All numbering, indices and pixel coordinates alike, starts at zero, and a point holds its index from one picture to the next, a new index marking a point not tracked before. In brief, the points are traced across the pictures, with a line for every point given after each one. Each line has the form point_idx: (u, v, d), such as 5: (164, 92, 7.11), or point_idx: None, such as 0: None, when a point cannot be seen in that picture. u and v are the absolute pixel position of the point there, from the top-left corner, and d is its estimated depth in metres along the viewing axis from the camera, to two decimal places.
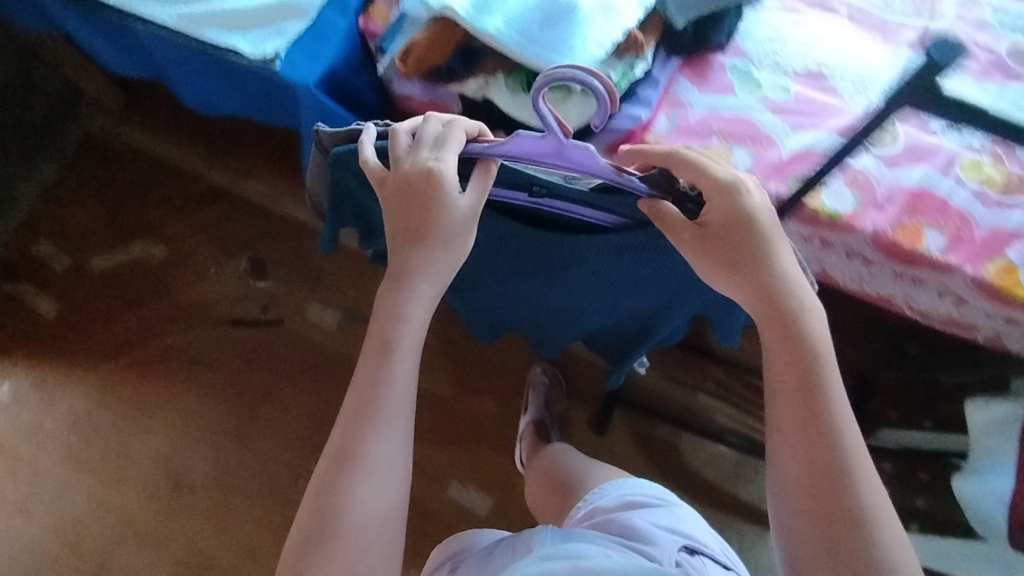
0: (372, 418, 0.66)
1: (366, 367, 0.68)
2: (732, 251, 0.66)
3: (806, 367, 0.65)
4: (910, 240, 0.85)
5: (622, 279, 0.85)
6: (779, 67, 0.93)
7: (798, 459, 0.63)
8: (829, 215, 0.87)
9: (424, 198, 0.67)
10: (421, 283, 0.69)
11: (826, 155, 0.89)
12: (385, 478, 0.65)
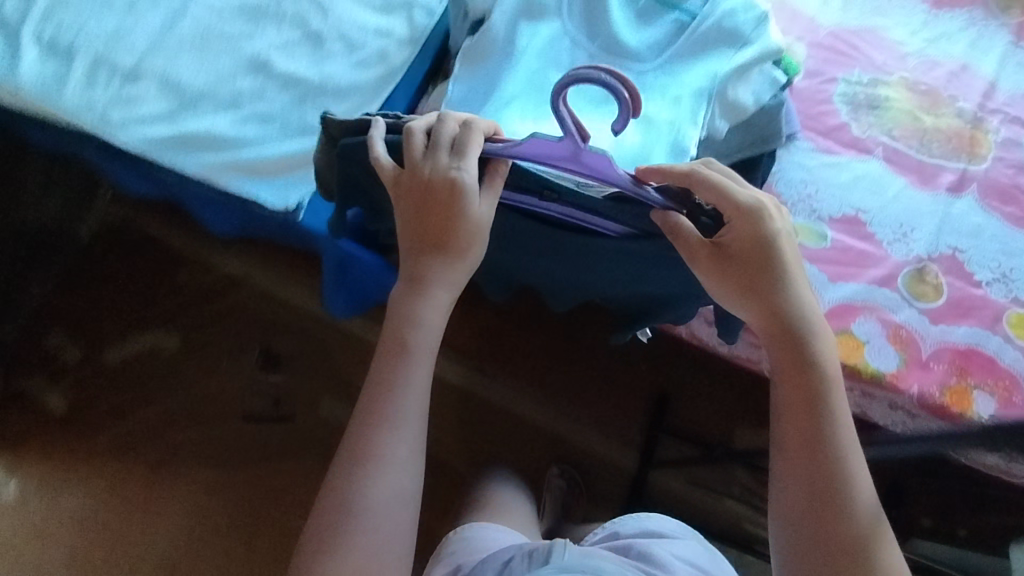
0: (395, 420, 0.68)
1: (389, 368, 0.69)
2: (750, 273, 0.65)
3: (811, 391, 0.64)
4: (960, 404, 0.81)
5: (626, 279, 0.79)
6: (814, 213, 0.90)
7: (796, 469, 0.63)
8: (872, 374, 0.82)
9: (439, 201, 0.64)
10: (437, 287, 0.68)
11: (868, 309, 0.85)
12: (408, 480, 0.67)
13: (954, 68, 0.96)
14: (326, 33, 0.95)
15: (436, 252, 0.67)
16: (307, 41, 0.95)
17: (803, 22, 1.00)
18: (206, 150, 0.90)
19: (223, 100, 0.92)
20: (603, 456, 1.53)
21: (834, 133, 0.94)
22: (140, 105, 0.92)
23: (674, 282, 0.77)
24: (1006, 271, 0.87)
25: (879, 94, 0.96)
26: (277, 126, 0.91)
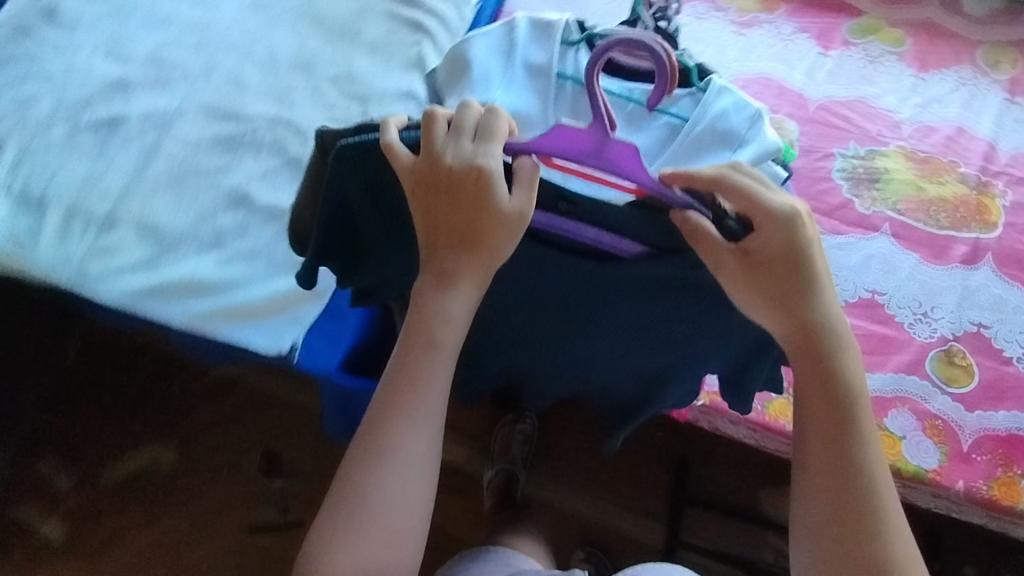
0: (409, 422, 0.66)
1: (410, 369, 0.66)
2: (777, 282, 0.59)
3: (835, 405, 0.61)
4: (1012, 497, 0.77)
5: (643, 321, 0.72)
6: None
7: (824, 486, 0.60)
8: (914, 473, 0.78)
9: (466, 189, 0.59)
10: (465, 290, 0.64)
11: (900, 400, 0.82)
12: (414, 479, 0.66)
13: (950, 133, 0.94)
14: (306, 159, 0.92)
15: (464, 246, 0.62)
16: (287, 169, 0.92)
17: (792, 97, 0.97)
18: (189, 297, 0.85)
19: (204, 240, 0.88)
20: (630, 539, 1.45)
21: (837, 212, 0.91)
22: (116, 255, 0.87)
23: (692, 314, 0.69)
24: None
25: (878, 167, 0.93)
26: (263, 263, 0.87)
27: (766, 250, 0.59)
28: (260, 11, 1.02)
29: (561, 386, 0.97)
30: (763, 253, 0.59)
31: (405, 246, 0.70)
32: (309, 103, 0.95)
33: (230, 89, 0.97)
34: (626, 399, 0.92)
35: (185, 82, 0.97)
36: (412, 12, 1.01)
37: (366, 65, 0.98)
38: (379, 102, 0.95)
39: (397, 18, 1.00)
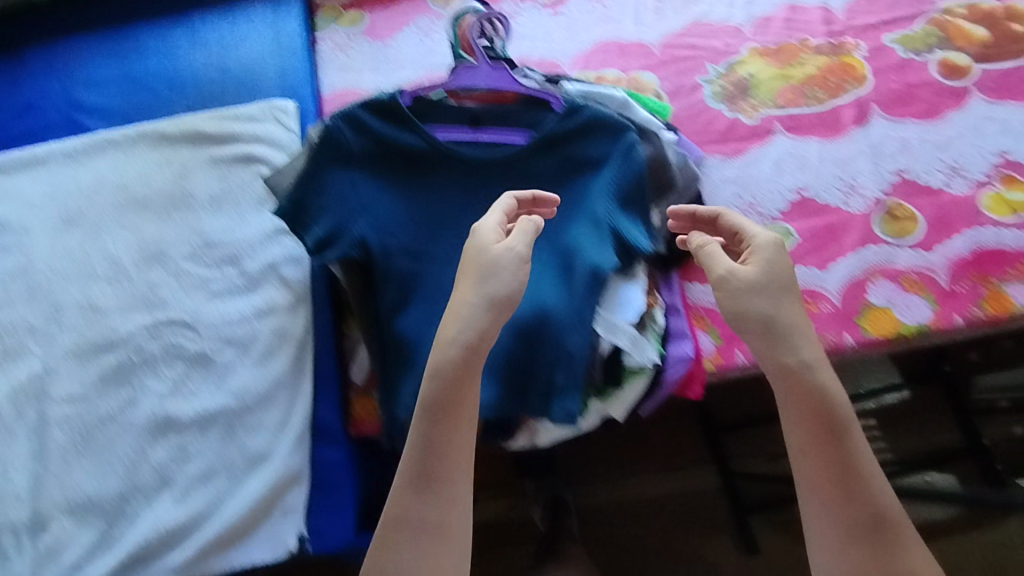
0: (433, 490, 0.58)
1: (429, 438, 0.59)
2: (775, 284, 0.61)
3: (825, 417, 0.57)
4: (1003, 307, 0.80)
5: (516, 225, 0.74)
6: (766, 217, 0.87)
7: (830, 510, 0.56)
8: (919, 331, 0.80)
9: (478, 241, 0.63)
10: (451, 347, 0.59)
11: (872, 274, 0.83)
12: (449, 548, 0.58)
13: (786, 13, 0.97)
14: (210, 349, 0.82)
15: (468, 287, 0.61)
16: (195, 369, 0.82)
17: (636, 50, 0.98)
18: (163, 553, 0.75)
19: (149, 485, 0.78)
20: None
21: (729, 135, 0.91)
22: (64, 552, 0.76)
23: (566, 169, 0.74)
24: (954, 164, 0.87)
25: (743, 76, 0.94)
26: (223, 476, 0.78)
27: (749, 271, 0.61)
28: (76, 223, 0.90)
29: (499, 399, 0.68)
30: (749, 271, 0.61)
31: (366, 208, 0.74)
32: (180, 291, 0.85)
33: (89, 318, 0.85)
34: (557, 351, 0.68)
35: (36, 338, 0.85)
36: (235, 147, 0.92)
37: (216, 222, 0.88)
38: (251, 253, 0.86)
39: (223, 161, 0.91)
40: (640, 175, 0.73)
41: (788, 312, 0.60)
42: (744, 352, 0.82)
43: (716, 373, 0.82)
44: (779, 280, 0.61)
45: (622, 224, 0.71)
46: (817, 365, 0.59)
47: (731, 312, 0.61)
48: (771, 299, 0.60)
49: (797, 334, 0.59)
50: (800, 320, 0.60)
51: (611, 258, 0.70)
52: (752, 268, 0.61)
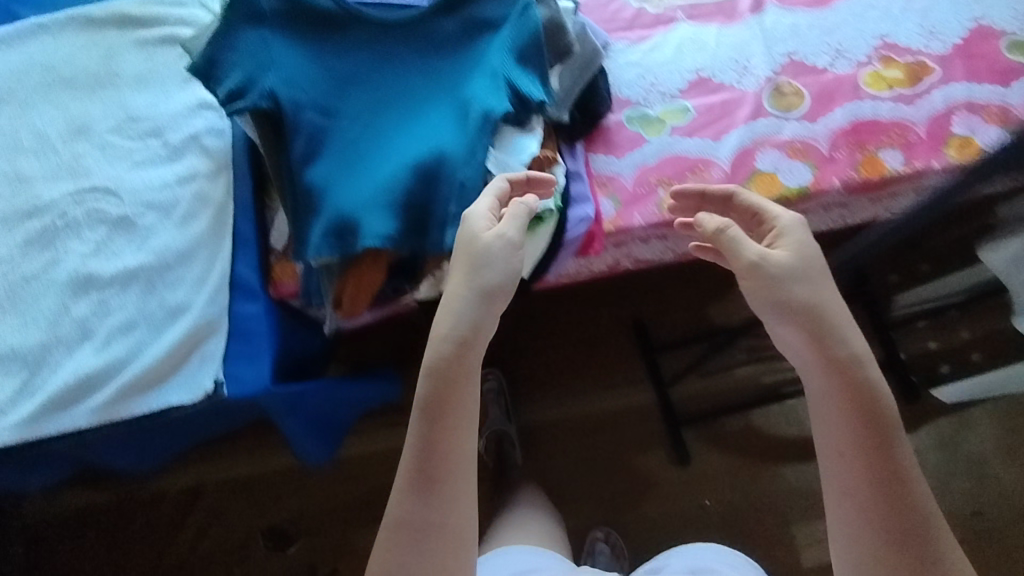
0: (435, 496, 0.57)
1: (434, 441, 0.57)
2: (811, 274, 0.56)
3: (880, 427, 0.53)
4: (877, 170, 0.87)
5: (421, 81, 0.79)
6: (665, 96, 0.93)
7: (870, 520, 0.53)
8: (798, 193, 0.87)
9: (468, 230, 0.63)
10: (443, 341, 0.57)
11: (759, 143, 0.89)
12: (457, 549, 0.58)
13: None
14: (132, 212, 0.86)
15: (461, 273, 0.60)
16: (118, 231, 0.85)
17: None
18: (85, 397, 0.79)
19: (71, 337, 0.80)
20: (616, 407, 1.57)
21: (635, 23, 0.97)
22: None
23: (466, 28, 0.79)
24: (839, 47, 0.94)
25: None
26: (143, 327, 0.81)
27: (786, 259, 0.57)
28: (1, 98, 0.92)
29: (399, 233, 0.74)
30: (785, 260, 0.57)
31: (274, 61, 0.77)
32: (104, 161, 0.88)
33: (13, 185, 0.87)
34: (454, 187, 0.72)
35: None
36: (160, 30, 0.95)
37: (140, 98, 0.92)
38: (174, 125, 0.90)
39: (149, 44, 0.95)
40: (536, 33, 0.78)
41: (822, 294, 0.55)
42: (640, 216, 0.88)
43: (616, 234, 0.88)
44: (813, 265, 0.57)
45: (516, 76, 0.76)
46: (869, 358, 0.54)
47: (764, 302, 0.57)
48: (806, 283, 0.56)
49: (839, 324, 0.55)
50: (834, 307, 0.55)
51: (505, 104, 0.74)
52: (785, 251, 0.57)
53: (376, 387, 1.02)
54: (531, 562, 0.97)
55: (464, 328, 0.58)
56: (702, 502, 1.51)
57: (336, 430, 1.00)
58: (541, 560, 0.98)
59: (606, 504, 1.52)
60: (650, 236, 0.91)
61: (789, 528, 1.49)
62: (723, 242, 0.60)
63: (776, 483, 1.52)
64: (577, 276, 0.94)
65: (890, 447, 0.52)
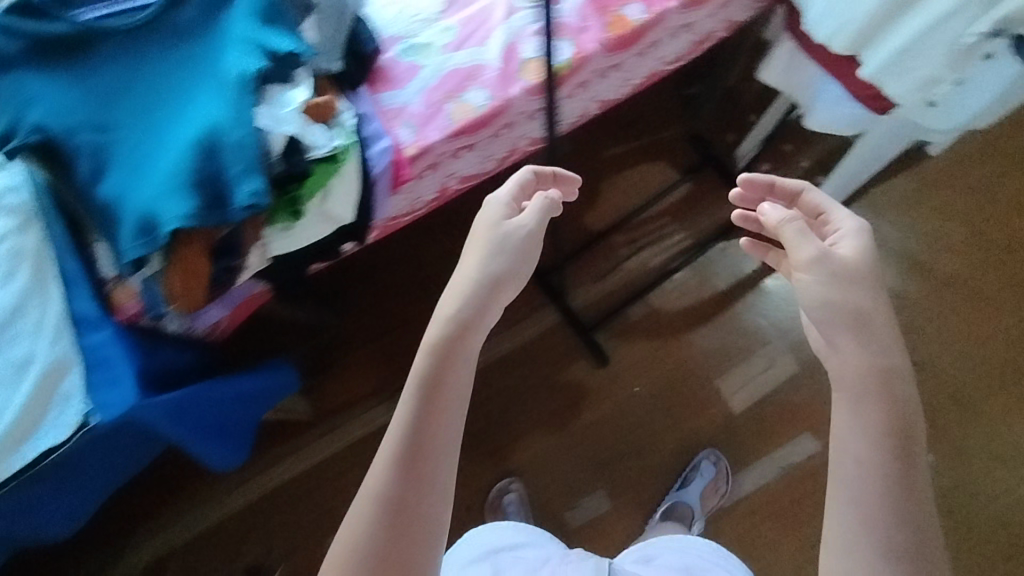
0: (419, 469, 0.59)
1: (423, 419, 0.61)
2: (863, 266, 0.60)
3: (880, 381, 0.56)
4: (624, 25, 0.97)
5: (180, 70, 0.83)
6: (428, 22, 1.00)
7: (878, 529, 0.53)
8: (565, 68, 0.96)
9: (488, 217, 0.69)
10: (444, 323, 0.63)
11: (519, 35, 0.98)
12: (423, 517, 0.59)
13: None
14: None
15: (480, 268, 0.66)
16: None
17: None
18: None
19: None
20: (535, 334, 1.64)
21: None
22: None
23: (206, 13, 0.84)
24: None
25: None
26: None
27: (850, 254, 0.61)
28: None
29: (201, 208, 0.76)
30: (849, 255, 0.61)
31: (37, 98, 0.80)
32: None
33: None
34: (238, 151, 0.76)
35: None
36: None
37: None
38: None
39: None
40: None
41: (867, 298, 0.59)
42: (434, 134, 0.94)
43: (421, 155, 0.94)
44: (872, 270, 0.60)
45: (264, 38, 0.82)
46: (878, 318, 0.58)
47: (823, 292, 0.60)
48: (863, 285, 0.60)
49: (876, 327, 0.58)
50: (874, 307, 0.59)
51: (258, 64, 0.80)
52: (852, 252, 0.61)
53: (267, 377, 1.05)
54: (520, 537, 0.96)
55: (474, 320, 0.64)
56: (635, 390, 1.60)
57: (235, 429, 1.03)
58: (530, 536, 0.97)
59: (553, 427, 1.58)
60: (457, 149, 0.98)
61: (715, 384, 1.59)
62: (788, 237, 0.63)
63: (694, 349, 1.62)
64: (409, 205, 1.04)
65: (912, 461, 0.55)
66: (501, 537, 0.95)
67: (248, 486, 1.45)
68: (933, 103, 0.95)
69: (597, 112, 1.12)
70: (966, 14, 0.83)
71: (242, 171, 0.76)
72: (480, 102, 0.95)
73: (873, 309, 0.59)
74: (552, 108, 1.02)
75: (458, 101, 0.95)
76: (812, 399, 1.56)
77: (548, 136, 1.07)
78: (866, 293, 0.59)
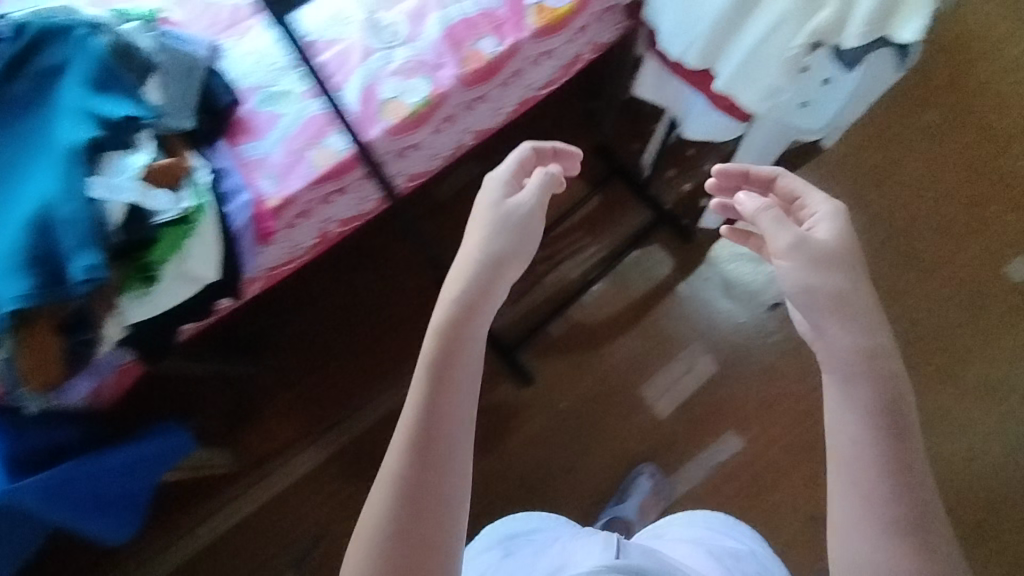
0: (433, 447, 0.61)
1: (439, 400, 0.63)
2: (851, 248, 0.64)
3: (876, 364, 0.59)
4: (479, 60, 0.98)
5: (14, 145, 0.82)
6: (285, 69, 0.99)
7: (875, 503, 0.55)
8: (423, 105, 0.96)
9: (489, 199, 0.74)
10: (450, 304, 0.67)
11: (377, 76, 0.98)
12: (438, 493, 0.60)
13: None
14: None
15: (484, 253, 0.70)
16: None
17: None
18: None
19: None
20: None
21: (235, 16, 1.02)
22: None
23: (37, 87, 0.84)
24: None
25: None
26: None
27: (832, 233, 0.65)
28: None
29: (39, 287, 0.74)
30: (832, 233, 0.65)
31: None
32: None
33: None
34: (73, 222, 0.76)
35: None
36: None
37: None
38: None
39: None
40: (103, 63, 0.85)
41: (846, 283, 0.62)
42: (294, 184, 0.93)
43: (285, 206, 0.93)
44: (853, 247, 0.65)
45: (97, 107, 0.82)
46: (869, 297, 0.62)
47: (800, 276, 0.63)
48: (842, 269, 0.63)
49: (857, 308, 0.61)
50: (855, 287, 0.62)
51: (91, 135, 0.80)
52: (831, 234, 0.65)
53: (160, 442, 1.03)
54: (533, 524, 1.10)
55: (481, 300, 0.68)
56: (563, 405, 1.60)
57: (131, 498, 1.03)
58: (543, 522, 1.12)
59: (485, 451, 1.58)
60: (326, 194, 0.98)
61: (641, 391, 1.61)
62: (764, 225, 0.67)
63: (616, 359, 1.63)
64: (290, 255, 1.04)
65: (907, 439, 0.57)
66: (513, 525, 1.09)
67: (183, 543, 1.46)
68: (806, 104, 0.89)
69: (474, 142, 1.13)
70: (787, 25, 0.81)
71: (79, 244, 0.75)
72: (341, 148, 0.95)
73: (861, 290, 0.62)
74: (422, 144, 1.03)
75: (319, 148, 0.95)
76: (735, 395, 1.59)
77: (427, 170, 1.09)
78: (855, 273, 0.63)
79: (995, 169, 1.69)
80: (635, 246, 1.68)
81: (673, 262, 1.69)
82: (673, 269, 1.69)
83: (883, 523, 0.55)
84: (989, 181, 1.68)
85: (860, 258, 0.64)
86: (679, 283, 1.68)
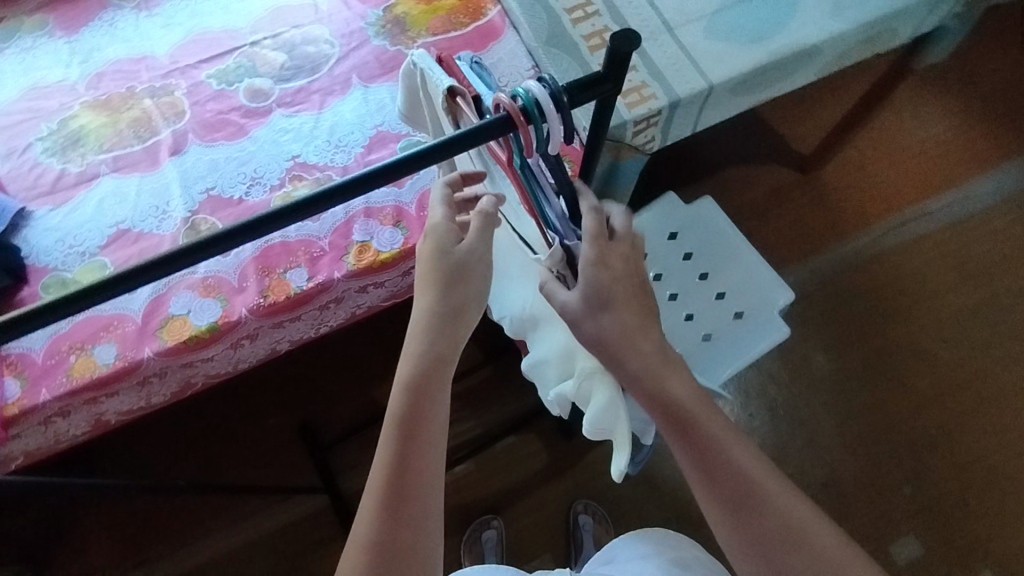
0: (406, 508, 0.55)
1: (415, 459, 0.56)
2: (600, 291, 0.58)
3: (652, 372, 0.58)
4: (282, 293, 0.91)
5: None
6: (84, 255, 0.91)
7: (702, 495, 0.58)
8: (209, 331, 0.89)
9: (439, 241, 0.60)
10: (413, 354, 0.59)
11: (173, 287, 0.91)
12: (422, 556, 0.54)
13: (113, 65, 1.04)
14: None
15: (448, 294, 0.59)
16: None
17: None
18: None
19: None
20: None
21: (57, 185, 0.96)
22: None
23: None
24: (253, 175, 0.96)
25: (73, 129, 0.99)
26: None
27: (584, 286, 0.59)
28: None
29: None
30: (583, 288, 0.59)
31: None
32: None
33: None
34: None
35: None
36: None
37: None
38: None
39: None
40: None
41: (614, 325, 0.58)
42: (58, 383, 0.86)
43: (25, 415, 0.85)
44: (604, 293, 0.58)
45: None
46: (620, 320, 0.58)
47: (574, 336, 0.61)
48: (592, 322, 0.59)
49: (612, 348, 0.58)
50: (624, 320, 0.58)
51: None
52: (585, 268, 0.58)
53: None
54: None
55: (447, 349, 0.59)
56: None
57: None
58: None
59: None
60: (88, 400, 0.89)
61: None
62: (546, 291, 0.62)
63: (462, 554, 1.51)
64: (54, 445, 0.95)
65: (694, 435, 0.57)
66: None
67: None
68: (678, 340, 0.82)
69: (293, 347, 1.03)
70: (549, 367, 0.71)
71: None
72: (108, 359, 0.87)
73: (609, 321, 0.58)
74: (215, 358, 0.94)
75: (84, 353, 0.87)
76: None
77: (232, 371, 0.99)
78: (603, 307, 0.58)
79: (904, 430, 1.61)
80: (510, 433, 1.59)
81: (548, 457, 1.60)
82: (547, 464, 1.60)
83: (716, 504, 0.57)
84: (895, 443, 1.60)
85: (610, 288, 0.58)
86: (549, 481, 1.58)
